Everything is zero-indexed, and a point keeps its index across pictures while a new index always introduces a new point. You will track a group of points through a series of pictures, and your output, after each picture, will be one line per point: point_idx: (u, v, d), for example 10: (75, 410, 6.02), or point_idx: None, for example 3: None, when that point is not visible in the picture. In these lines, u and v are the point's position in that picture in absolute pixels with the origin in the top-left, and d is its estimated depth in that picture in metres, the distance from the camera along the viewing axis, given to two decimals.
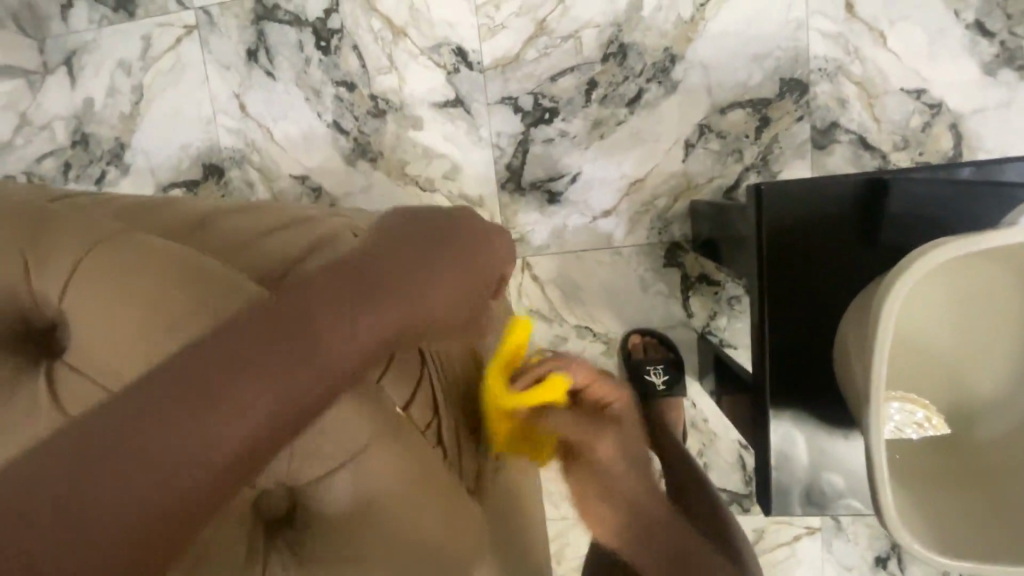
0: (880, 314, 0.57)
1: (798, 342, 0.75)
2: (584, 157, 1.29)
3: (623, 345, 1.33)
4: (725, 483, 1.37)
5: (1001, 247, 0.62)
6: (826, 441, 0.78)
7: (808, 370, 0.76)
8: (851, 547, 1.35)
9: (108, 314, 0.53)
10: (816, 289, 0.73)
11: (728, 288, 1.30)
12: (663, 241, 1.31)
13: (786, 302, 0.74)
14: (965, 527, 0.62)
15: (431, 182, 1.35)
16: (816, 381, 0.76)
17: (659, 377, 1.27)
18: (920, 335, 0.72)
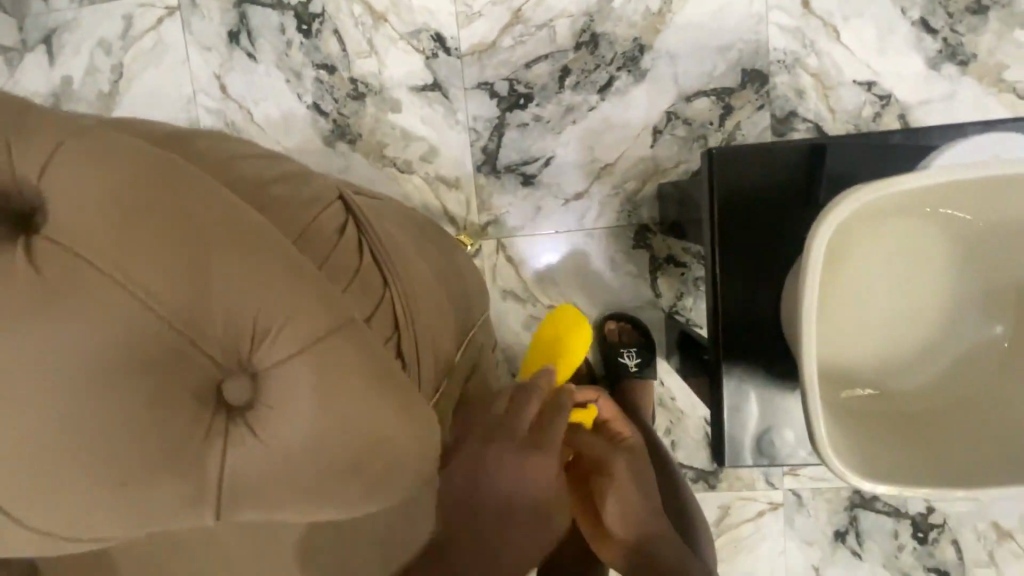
0: (809, 258, 0.63)
1: (749, 297, 0.80)
2: (558, 141, 1.34)
3: (599, 329, 1.36)
4: (691, 460, 1.41)
5: (925, 197, 0.66)
6: (776, 394, 0.82)
7: (758, 324, 0.80)
8: (812, 521, 1.40)
9: (70, 189, 0.47)
10: (766, 245, 0.78)
11: (693, 269, 1.36)
12: (632, 224, 1.36)
13: (739, 259, 0.79)
14: (909, 462, 0.65)
15: (409, 164, 1.38)
16: (766, 334, 0.80)
17: (632, 360, 1.33)
18: (869, 286, 0.72)
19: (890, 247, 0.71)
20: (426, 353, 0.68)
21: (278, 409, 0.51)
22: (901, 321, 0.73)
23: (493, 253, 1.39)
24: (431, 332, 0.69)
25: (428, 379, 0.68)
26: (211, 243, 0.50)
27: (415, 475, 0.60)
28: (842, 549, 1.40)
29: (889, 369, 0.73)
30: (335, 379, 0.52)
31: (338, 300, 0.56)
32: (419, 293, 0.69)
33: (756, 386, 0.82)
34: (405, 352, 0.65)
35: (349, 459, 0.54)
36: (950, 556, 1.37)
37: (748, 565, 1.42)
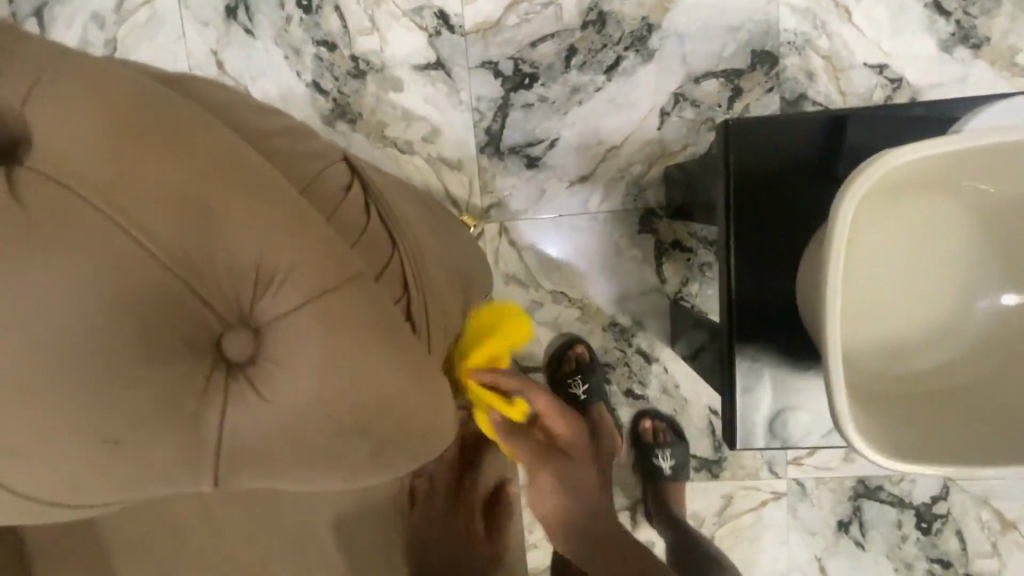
0: (833, 228, 0.61)
1: (765, 273, 0.78)
2: (563, 122, 1.31)
3: (634, 428, 1.38)
4: (694, 448, 1.39)
5: (953, 166, 0.63)
6: (792, 373, 0.80)
7: (775, 301, 0.78)
8: (816, 511, 1.39)
9: (67, 123, 0.47)
10: (783, 220, 0.76)
11: (700, 255, 1.33)
12: (638, 207, 1.33)
13: (756, 233, 0.77)
14: (924, 439, 0.64)
15: (410, 145, 1.35)
16: (782, 311, 0.78)
17: (667, 462, 1.35)
18: (890, 261, 0.70)
19: (912, 221, 0.69)
20: (436, 317, 0.65)
21: (289, 364, 0.51)
22: (921, 296, 0.71)
23: (496, 237, 1.36)
24: (438, 298, 0.67)
25: (441, 342, 0.66)
26: (217, 190, 0.50)
27: (428, 438, 0.60)
28: (845, 540, 1.39)
29: (910, 347, 0.71)
30: (343, 336, 0.52)
31: (343, 256, 0.53)
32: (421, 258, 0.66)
33: (770, 364, 0.80)
34: (416, 316, 0.61)
35: (360, 418, 0.54)
36: (954, 548, 1.36)
37: (751, 555, 1.41)
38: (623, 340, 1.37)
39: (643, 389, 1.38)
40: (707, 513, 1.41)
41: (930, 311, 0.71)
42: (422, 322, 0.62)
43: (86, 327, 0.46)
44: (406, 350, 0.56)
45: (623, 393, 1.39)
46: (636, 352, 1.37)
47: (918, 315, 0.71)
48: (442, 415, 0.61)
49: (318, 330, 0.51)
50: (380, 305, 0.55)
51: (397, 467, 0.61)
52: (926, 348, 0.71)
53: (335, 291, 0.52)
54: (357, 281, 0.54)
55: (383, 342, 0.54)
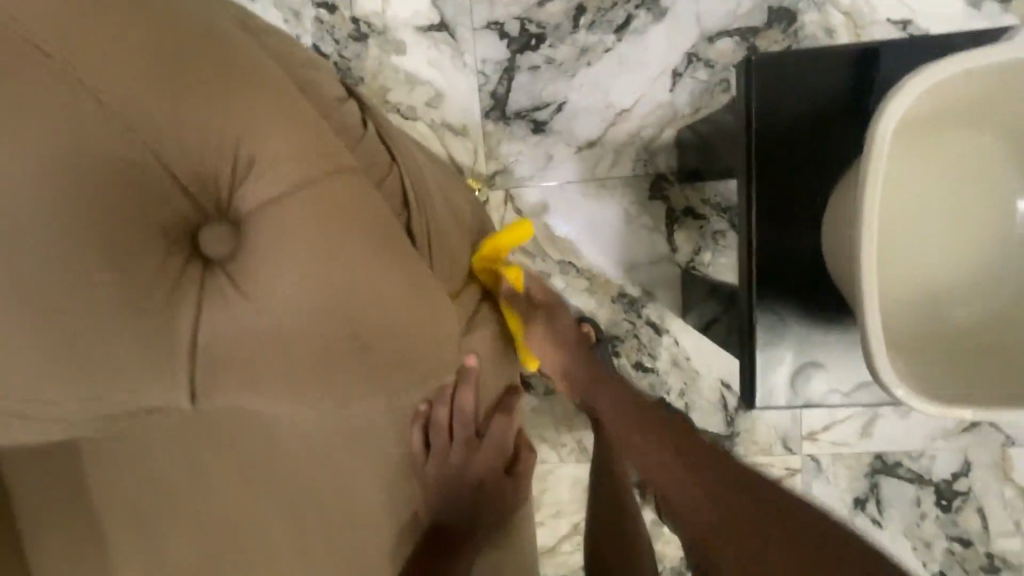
0: (873, 140, 0.56)
1: (786, 222, 0.73)
2: (571, 85, 1.27)
3: None
4: (706, 423, 1.35)
5: (998, 95, 0.60)
6: (815, 328, 0.75)
7: (797, 254, 0.74)
8: (831, 488, 1.35)
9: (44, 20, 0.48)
10: (805, 166, 0.72)
11: (712, 223, 1.29)
12: (648, 173, 1.29)
13: (778, 180, 0.73)
14: (942, 388, 0.62)
15: (413, 111, 1.31)
16: (804, 264, 0.74)
17: None
18: (926, 205, 0.68)
19: (951, 155, 0.66)
20: (428, 238, 0.68)
21: (282, 252, 0.54)
22: (956, 246, 0.68)
23: (501, 205, 1.32)
24: (432, 224, 0.70)
25: (439, 264, 0.69)
26: (210, 90, 0.52)
27: (426, 340, 0.62)
28: (861, 518, 1.34)
29: (941, 298, 0.68)
30: (333, 221, 0.55)
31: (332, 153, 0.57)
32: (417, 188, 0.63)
33: (792, 320, 0.75)
34: (410, 230, 0.65)
35: (354, 310, 0.57)
36: (975, 526, 1.32)
37: None
38: (633, 311, 1.33)
39: (653, 361, 1.34)
40: None
41: (963, 262, 0.68)
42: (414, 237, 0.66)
43: (103, 228, 0.52)
44: (399, 249, 0.59)
45: (632, 366, 1.34)
46: (646, 324, 1.33)
47: (950, 265, 0.68)
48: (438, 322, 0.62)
49: (309, 212, 0.54)
50: (371, 202, 0.58)
51: (399, 378, 0.62)
52: (956, 300, 0.68)
53: (324, 179, 0.55)
54: (346, 177, 0.57)
55: (373, 232, 0.57)
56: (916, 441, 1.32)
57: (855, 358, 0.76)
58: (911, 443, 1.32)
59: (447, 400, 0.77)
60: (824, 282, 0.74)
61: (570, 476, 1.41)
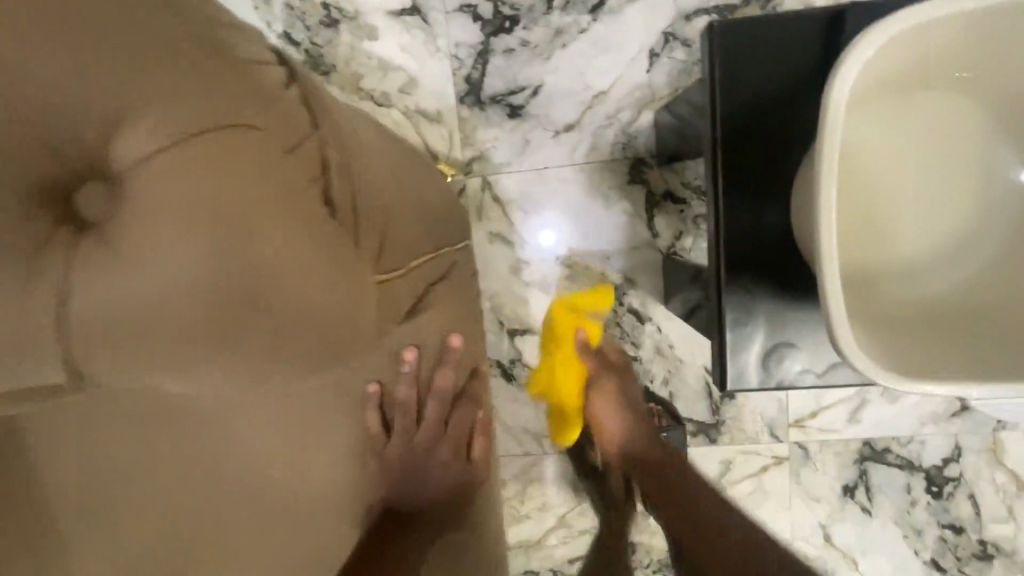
0: (834, 101, 0.55)
1: (755, 198, 0.71)
2: (547, 67, 1.24)
3: None
4: (691, 412, 1.33)
5: (949, 65, 0.65)
6: (786, 306, 0.73)
7: (766, 232, 0.71)
8: (819, 475, 1.32)
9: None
10: (775, 137, 0.69)
11: (694, 206, 1.27)
12: (627, 156, 1.26)
13: (746, 155, 0.70)
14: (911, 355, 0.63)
15: (386, 98, 1.28)
16: (775, 242, 0.71)
17: None
18: (892, 176, 0.71)
19: (914, 128, 0.70)
20: (365, 207, 0.65)
21: (160, 211, 0.53)
22: (920, 218, 0.71)
23: (479, 192, 1.29)
24: (370, 195, 0.67)
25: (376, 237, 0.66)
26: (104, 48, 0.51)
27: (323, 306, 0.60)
28: (851, 505, 1.32)
29: (905, 269, 0.71)
30: (217, 185, 0.53)
31: (219, 109, 0.54)
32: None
33: (763, 298, 0.72)
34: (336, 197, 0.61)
35: (232, 275, 0.56)
36: (966, 512, 1.29)
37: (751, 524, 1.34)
38: (615, 299, 1.30)
39: (635, 350, 1.31)
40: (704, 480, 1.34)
41: (928, 235, 0.71)
42: (345, 206, 0.62)
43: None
44: (303, 215, 0.57)
45: None
46: (628, 312, 1.30)
47: (917, 237, 0.71)
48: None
49: (192, 164, 0.52)
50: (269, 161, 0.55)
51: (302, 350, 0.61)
52: (916, 273, 0.71)
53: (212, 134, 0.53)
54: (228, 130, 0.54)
55: (258, 194, 0.55)
56: (906, 427, 1.29)
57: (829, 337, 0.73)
58: (900, 428, 1.29)
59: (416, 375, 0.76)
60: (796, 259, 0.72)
61: (555, 470, 1.38)
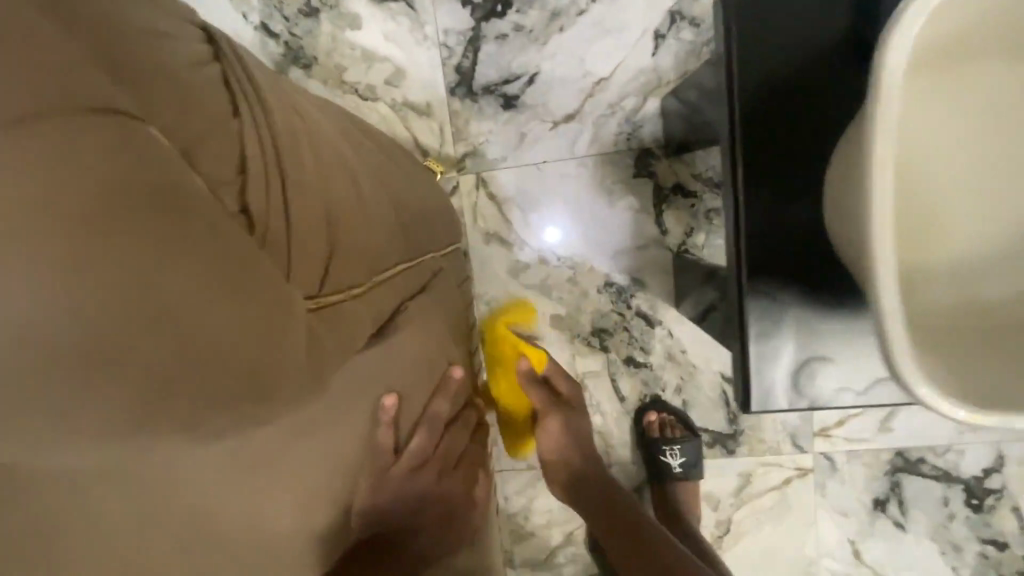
0: (880, 69, 0.46)
1: (783, 189, 0.61)
2: (543, 53, 1.15)
3: (639, 422, 1.22)
4: (706, 422, 1.23)
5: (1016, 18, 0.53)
6: (819, 314, 0.63)
7: (797, 229, 0.62)
8: (847, 488, 1.22)
9: None
10: (804, 118, 0.60)
11: (706, 200, 1.17)
12: (632, 148, 1.17)
13: (771, 140, 0.60)
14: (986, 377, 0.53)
15: (372, 91, 1.20)
16: (807, 239, 0.62)
17: (676, 459, 1.18)
18: (944, 160, 0.60)
19: (967, 99, 0.58)
20: (301, 207, 0.42)
21: None
22: (980, 205, 0.60)
23: (473, 190, 1.20)
24: (306, 184, 0.44)
25: (326, 253, 0.45)
26: None
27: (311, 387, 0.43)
28: (882, 520, 1.22)
29: (970, 267, 0.60)
30: None
31: (97, 78, 0.30)
32: (332, 156, 0.52)
33: (792, 305, 0.63)
34: (254, 205, 0.38)
35: (138, 363, 0.31)
36: (1010, 526, 1.19)
37: (773, 541, 1.24)
38: (621, 302, 1.21)
39: (645, 356, 1.22)
40: (722, 494, 1.25)
41: (991, 225, 0.61)
42: (263, 213, 0.39)
43: None
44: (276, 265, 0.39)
45: (623, 362, 1.22)
46: (636, 316, 1.21)
47: (979, 229, 0.61)
48: (376, 299, 0.52)
49: None
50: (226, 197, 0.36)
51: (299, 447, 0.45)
52: (983, 272, 0.60)
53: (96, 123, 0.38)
54: (142, 132, 0.32)
55: (203, 238, 0.34)
56: (942, 434, 1.19)
57: (870, 350, 0.63)
58: (935, 435, 1.19)
59: (403, 431, 0.60)
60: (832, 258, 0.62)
61: None
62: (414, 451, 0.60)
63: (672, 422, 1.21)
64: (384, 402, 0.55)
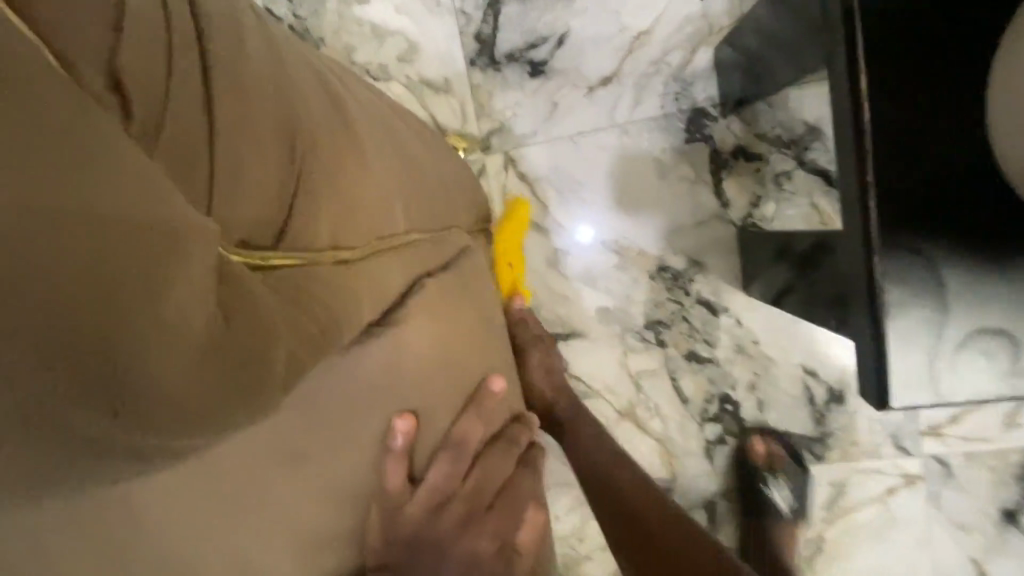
0: None
1: (907, 117, 0.49)
2: (572, 10, 1.01)
3: (741, 453, 1.05)
4: (789, 424, 1.05)
5: None
6: (974, 277, 0.48)
7: (930, 163, 0.49)
8: (966, 498, 1.02)
9: None
10: (921, 31, 0.48)
11: (774, 163, 1.00)
12: (683, 109, 1.01)
13: (889, 57, 0.48)
14: None
15: (384, 70, 1.07)
16: (947, 178, 0.48)
17: (784, 501, 1.02)
18: None
19: None
20: (241, 131, 0.32)
21: None
22: None
23: (501, 171, 1.06)
24: (259, 114, 0.34)
25: (286, 198, 0.34)
26: None
27: (256, 375, 0.29)
28: (1014, 535, 1.01)
29: None
30: None
31: None
32: (319, 93, 0.40)
33: (940, 266, 0.48)
34: (142, 119, 0.28)
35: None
36: None
37: (877, 564, 1.05)
38: (679, 288, 1.05)
39: (710, 350, 1.05)
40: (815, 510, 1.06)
41: None
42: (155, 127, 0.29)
43: None
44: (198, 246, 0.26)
45: (684, 358, 1.06)
46: (697, 303, 1.05)
47: None
48: (386, 273, 0.39)
49: None
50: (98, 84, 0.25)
51: (267, 464, 0.34)
52: None
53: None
54: None
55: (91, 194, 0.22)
56: None
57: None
58: None
59: (420, 459, 0.41)
60: (981, 200, 0.48)
61: None
62: (433, 487, 0.41)
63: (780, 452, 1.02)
64: (396, 424, 0.39)
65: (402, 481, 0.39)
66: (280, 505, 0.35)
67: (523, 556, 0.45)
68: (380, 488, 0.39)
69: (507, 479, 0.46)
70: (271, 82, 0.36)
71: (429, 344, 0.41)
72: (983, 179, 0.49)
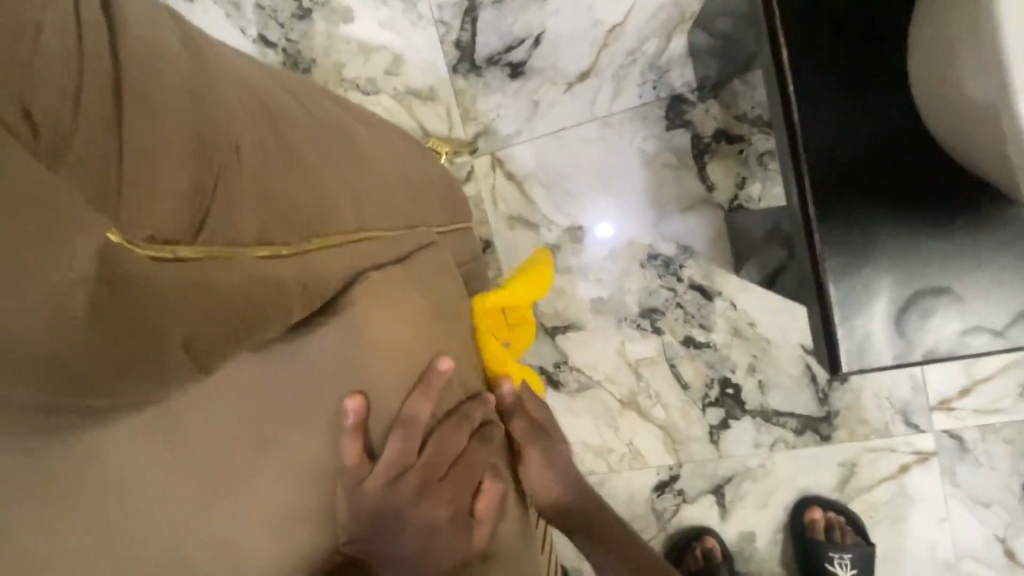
0: None
1: (833, 110, 0.55)
2: (546, 9, 1.03)
3: (797, 519, 1.04)
4: (793, 404, 1.04)
5: None
6: (913, 251, 0.55)
7: (853, 154, 0.55)
8: (983, 472, 1.00)
9: None
10: None
11: (756, 143, 1.01)
12: (662, 98, 1.02)
13: (806, 56, 0.55)
14: None
15: (373, 84, 1.10)
16: (870, 166, 0.55)
17: (844, 569, 1.00)
18: None
19: None
20: (152, 119, 0.30)
21: None
22: None
23: (489, 172, 1.09)
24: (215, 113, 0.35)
25: (208, 189, 0.32)
26: None
27: (149, 348, 0.28)
28: None
29: None
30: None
31: None
32: (264, 103, 0.43)
33: (877, 251, 0.55)
34: (46, 109, 0.25)
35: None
36: None
37: (896, 545, 1.03)
38: (671, 275, 1.05)
39: (707, 334, 1.05)
40: (826, 492, 1.04)
41: None
42: (68, 120, 0.26)
43: None
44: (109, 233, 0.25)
45: (681, 344, 1.06)
46: (690, 288, 1.05)
47: None
48: (326, 267, 0.42)
49: None
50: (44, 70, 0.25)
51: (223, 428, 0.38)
52: None
53: None
54: None
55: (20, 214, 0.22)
56: None
57: (984, 281, 0.55)
58: None
59: (375, 435, 0.44)
60: (906, 182, 0.55)
61: (621, 490, 1.10)
62: (389, 462, 0.44)
63: (841, 522, 1.01)
64: (347, 404, 0.42)
65: (357, 455, 0.43)
66: (236, 474, 0.39)
67: (480, 524, 0.49)
68: (341, 464, 0.43)
69: (461, 454, 0.49)
70: (197, 77, 0.36)
71: (379, 329, 0.45)
72: (907, 166, 0.55)
